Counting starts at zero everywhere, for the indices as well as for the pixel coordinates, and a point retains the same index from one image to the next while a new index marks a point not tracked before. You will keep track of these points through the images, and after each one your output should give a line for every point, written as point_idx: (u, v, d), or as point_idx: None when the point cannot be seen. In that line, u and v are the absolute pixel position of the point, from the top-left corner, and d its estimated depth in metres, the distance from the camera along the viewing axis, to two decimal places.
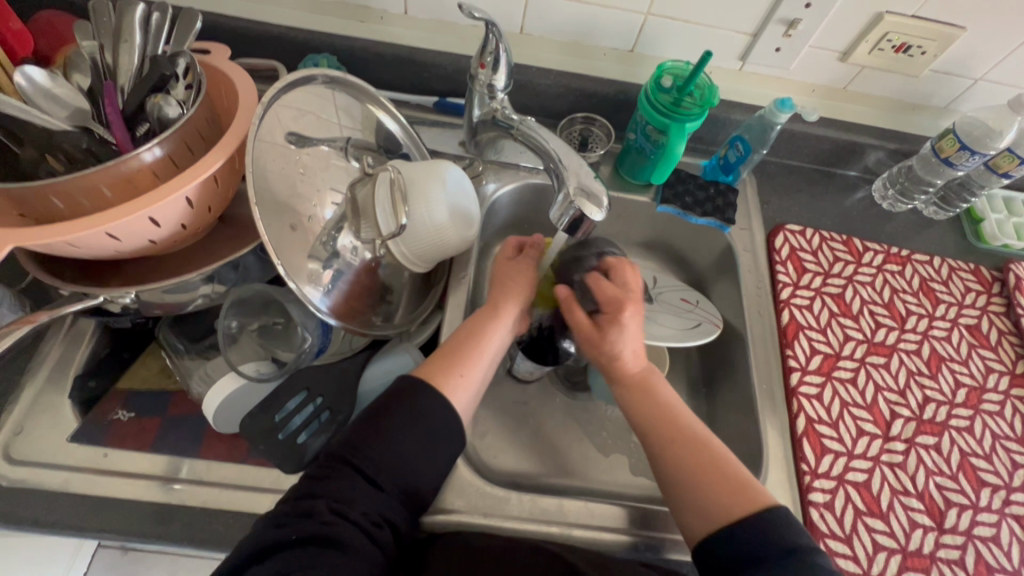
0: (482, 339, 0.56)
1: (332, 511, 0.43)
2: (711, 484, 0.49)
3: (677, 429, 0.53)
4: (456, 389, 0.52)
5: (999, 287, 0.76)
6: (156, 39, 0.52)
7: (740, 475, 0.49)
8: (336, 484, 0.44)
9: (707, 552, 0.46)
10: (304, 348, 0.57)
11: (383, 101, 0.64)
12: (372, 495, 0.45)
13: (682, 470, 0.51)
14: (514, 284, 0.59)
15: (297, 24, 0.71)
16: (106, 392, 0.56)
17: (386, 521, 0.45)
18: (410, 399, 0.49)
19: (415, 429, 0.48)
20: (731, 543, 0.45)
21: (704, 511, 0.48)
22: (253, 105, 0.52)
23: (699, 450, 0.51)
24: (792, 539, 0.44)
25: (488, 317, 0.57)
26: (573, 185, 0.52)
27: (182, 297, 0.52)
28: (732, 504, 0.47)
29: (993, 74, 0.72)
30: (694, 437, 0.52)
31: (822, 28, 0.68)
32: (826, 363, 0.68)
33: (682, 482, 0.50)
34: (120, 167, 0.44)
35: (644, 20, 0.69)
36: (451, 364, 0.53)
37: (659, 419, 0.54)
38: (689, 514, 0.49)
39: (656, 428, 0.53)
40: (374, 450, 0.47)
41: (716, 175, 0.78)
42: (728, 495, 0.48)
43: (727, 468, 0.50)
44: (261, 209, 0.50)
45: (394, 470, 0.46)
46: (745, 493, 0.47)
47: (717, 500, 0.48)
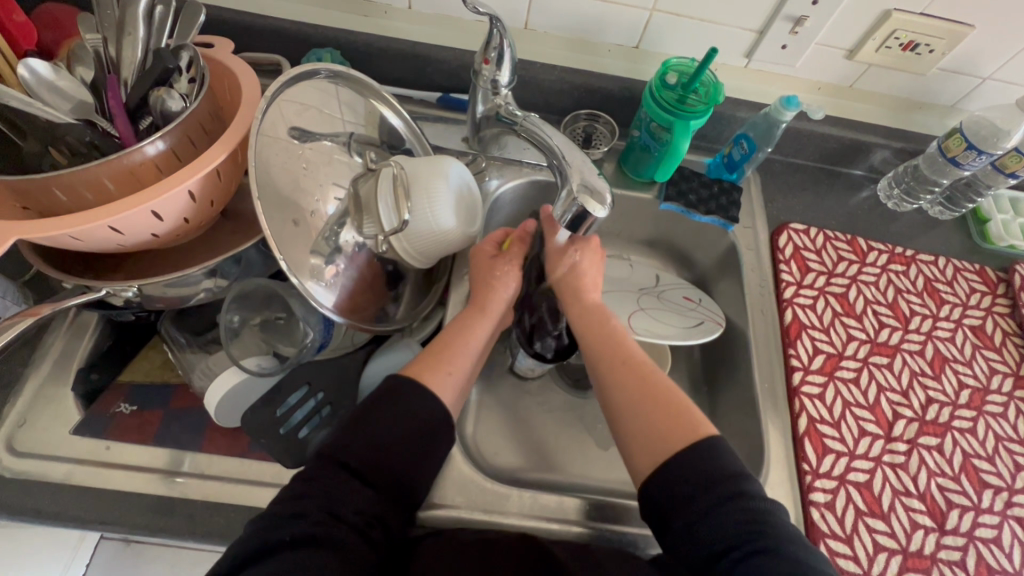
0: (468, 334, 0.57)
1: (326, 511, 0.43)
2: (653, 417, 0.49)
3: (622, 363, 0.54)
4: (444, 382, 0.53)
5: (1004, 288, 0.75)
6: (160, 34, 0.51)
7: (683, 409, 0.49)
8: (326, 485, 0.44)
9: (648, 489, 0.46)
10: (306, 344, 0.57)
11: (387, 96, 0.64)
12: (365, 495, 0.45)
13: (625, 404, 0.51)
14: (499, 279, 0.60)
15: (301, 18, 0.71)
16: (109, 385, 0.56)
17: (380, 521, 0.45)
18: (400, 395, 0.49)
19: (406, 427, 0.48)
20: (667, 478, 0.45)
21: (642, 444, 0.48)
22: (257, 100, 0.51)
23: (642, 385, 0.52)
24: (723, 468, 0.44)
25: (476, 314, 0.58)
26: (577, 182, 0.52)
27: (185, 290, 0.52)
28: (667, 437, 0.47)
29: (1001, 73, 0.71)
30: (639, 371, 0.53)
31: (828, 25, 0.67)
32: (829, 362, 0.67)
33: (625, 417, 0.51)
34: (123, 160, 0.44)
35: (649, 16, 0.68)
36: (438, 359, 0.54)
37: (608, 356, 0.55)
38: (632, 448, 0.49)
39: (605, 363, 0.55)
40: (361, 447, 0.46)
41: (721, 173, 0.77)
42: (663, 427, 0.48)
43: (669, 400, 0.50)
44: (263, 202, 0.50)
45: (386, 467, 0.47)
46: (679, 426, 0.48)
47: (656, 432, 0.48)
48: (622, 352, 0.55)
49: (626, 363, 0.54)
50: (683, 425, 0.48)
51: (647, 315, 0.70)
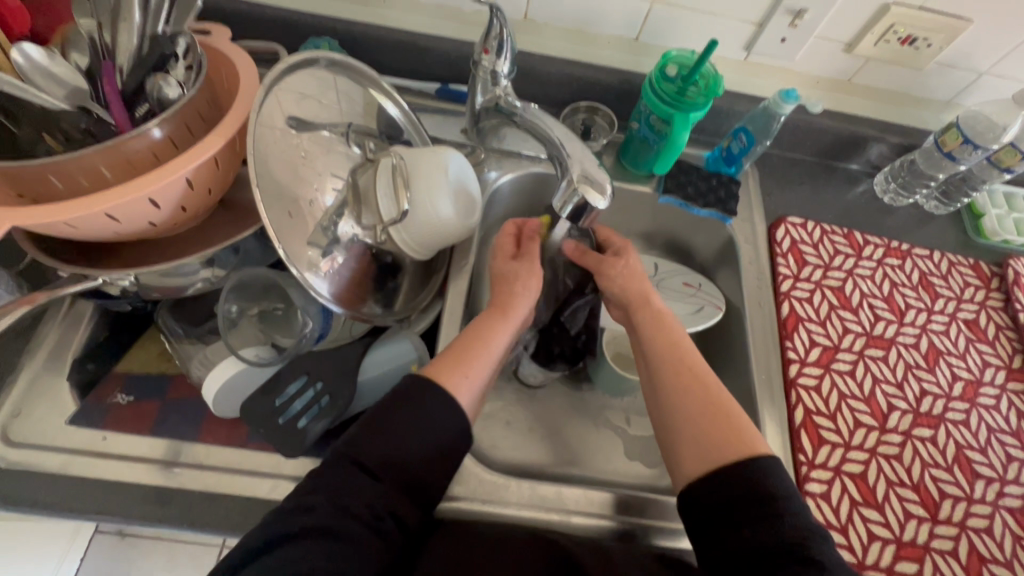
0: (488, 339, 0.55)
1: (333, 505, 0.43)
2: (710, 428, 0.49)
3: (681, 368, 0.53)
4: (462, 384, 0.51)
5: (997, 282, 0.76)
6: (156, 19, 0.50)
7: (739, 420, 0.49)
8: (334, 478, 0.44)
9: (696, 495, 0.46)
10: (305, 334, 0.57)
11: (385, 85, 0.64)
12: (374, 490, 0.44)
13: (682, 409, 0.51)
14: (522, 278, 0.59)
15: (298, 6, 0.70)
16: (105, 375, 0.56)
17: (389, 513, 0.45)
18: (412, 397, 0.48)
19: (416, 425, 0.47)
20: (723, 486, 0.45)
21: (699, 451, 0.48)
22: (254, 88, 0.51)
23: (702, 389, 0.52)
24: (773, 487, 0.44)
25: (498, 317, 0.57)
26: (577, 172, 0.52)
27: (182, 280, 0.52)
28: (724, 447, 0.47)
29: (997, 68, 0.72)
30: (699, 380, 0.53)
31: (828, 19, 0.67)
32: (826, 355, 0.68)
33: (680, 421, 0.51)
34: (120, 147, 0.44)
35: (649, 7, 0.68)
36: (458, 359, 0.52)
37: (668, 358, 0.54)
38: (686, 454, 0.49)
39: (662, 361, 0.55)
40: (371, 443, 0.46)
41: (719, 166, 0.77)
42: (722, 437, 0.48)
43: (727, 412, 0.50)
44: (260, 187, 0.50)
45: (393, 464, 0.46)
46: (738, 438, 0.48)
47: (711, 441, 0.48)
48: (682, 357, 0.54)
49: (687, 370, 0.53)
50: (738, 438, 0.48)
51: None
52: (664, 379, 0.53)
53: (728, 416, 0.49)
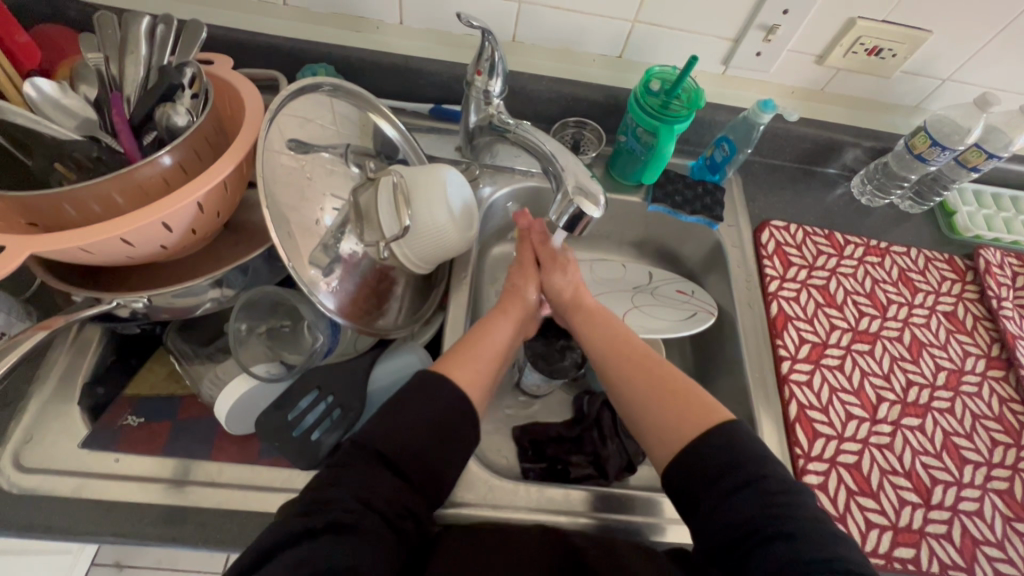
0: (493, 334, 0.60)
1: (356, 500, 0.44)
2: (667, 408, 0.52)
3: (623, 353, 0.59)
4: (470, 380, 0.54)
5: (971, 275, 0.80)
6: (162, 51, 0.53)
7: (691, 392, 0.53)
8: (359, 475, 0.46)
9: (670, 477, 0.48)
10: (314, 350, 0.58)
11: (384, 109, 0.66)
12: (393, 486, 0.46)
13: (638, 396, 0.55)
14: (522, 286, 0.66)
15: (294, 34, 0.73)
16: (115, 398, 0.56)
17: (409, 512, 0.46)
18: (434, 391, 0.51)
19: (432, 419, 0.50)
20: (686, 464, 0.48)
21: (659, 438, 0.51)
22: (260, 113, 0.53)
23: (641, 374, 0.56)
24: (742, 453, 0.47)
25: (500, 315, 0.63)
26: (571, 185, 0.55)
27: (191, 301, 0.53)
28: (683, 425, 0.50)
29: (959, 75, 0.76)
30: (642, 359, 0.58)
31: (799, 33, 0.71)
32: (815, 351, 0.70)
33: (636, 409, 0.55)
34: (134, 175, 0.46)
35: (631, 27, 0.72)
36: (465, 357, 0.56)
37: (604, 346, 0.60)
38: (652, 440, 0.52)
39: (607, 353, 0.60)
40: (395, 440, 0.48)
41: (703, 174, 0.81)
42: (677, 415, 0.51)
43: (678, 386, 0.54)
44: (272, 203, 0.52)
45: (416, 462, 0.48)
46: (692, 412, 0.51)
47: (670, 419, 0.51)
48: (624, 345, 0.60)
49: (625, 355, 0.58)
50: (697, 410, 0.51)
51: (642, 313, 0.75)
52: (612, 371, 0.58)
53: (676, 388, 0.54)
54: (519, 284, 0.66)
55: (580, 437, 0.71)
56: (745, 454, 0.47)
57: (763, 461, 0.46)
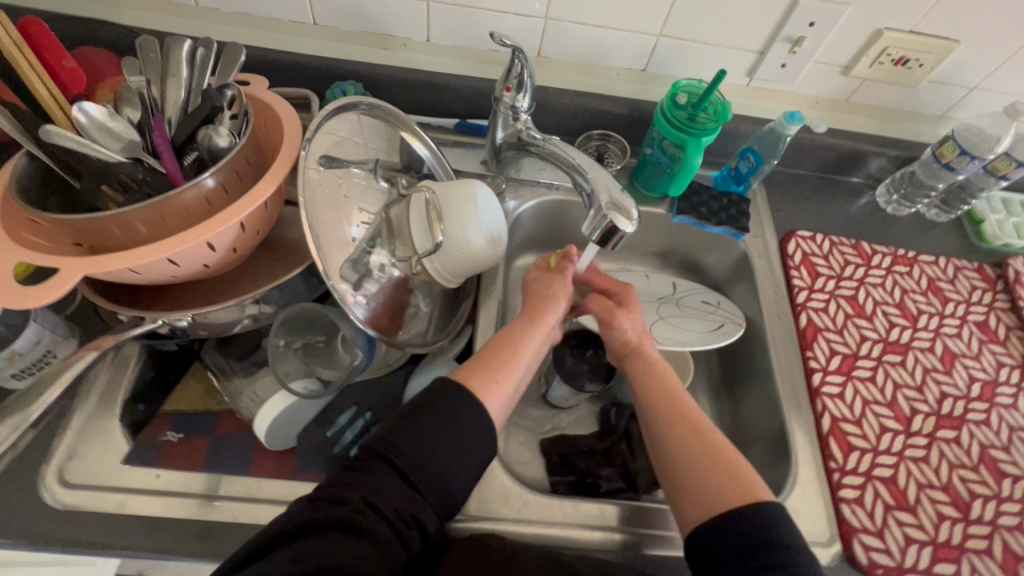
0: (522, 345, 0.58)
1: (366, 502, 0.44)
2: (705, 478, 0.50)
3: (673, 411, 0.56)
4: (493, 392, 0.53)
5: (1002, 284, 0.79)
6: (201, 72, 0.54)
7: (734, 463, 0.51)
8: (373, 477, 0.46)
9: (697, 545, 0.47)
10: (354, 365, 0.58)
11: (416, 128, 0.67)
12: (405, 494, 0.46)
13: (680, 458, 0.53)
14: (551, 291, 0.64)
15: (323, 52, 0.74)
16: (154, 416, 0.57)
17: (416, 522, 0.46)
18: (456, 399, 0.51)
19: (452, 432, 0.49)
20: (717, 535, 0.46)
21: (694, 503, 0.50)
22: (298, 133, 0.54)
23: (690, 436, 0.54)
24: (775, 535, 0.45)
25: (530, 321, 0.61)
26: (604, 199, 0.55)
27: (230, 316, 0.53)
28: (720, 497, 0.48)
29: (987, 83, 0.75)
30: (693, 420, 0.55)
31: (825, 44, 0.71)
32: (846, 362, 0.70)
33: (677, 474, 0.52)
34: (180, 196, 0.47)
35: (656, 41, 0.72)
36: (488, 368, 0.55)
37: (656, 399, 0.58)
38: (686, 504, 0.50)
39: (655, 407, 0.58)
40: (411, 446, 0.48)
41: (728, 185, 0.81)
42: (718, 486, 0.49)
43: (724, 454, 0.52)
44: (311, 212, 0.54)
45: (429, 472, 0.47)
46: (734, 485, 0.49)
47: (710, 490, 0.49)
48: (675, 402, 0.57)
49: (676, 416, 0.56)
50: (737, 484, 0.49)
51: (669, 325, 0.75)
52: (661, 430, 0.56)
53: (721, 457, 0.51)
54: (545, 290, 0.64)
55: (610, 450, 0.71)
56: (780, 537, 0.45)
57: (791, 546, 0.44)
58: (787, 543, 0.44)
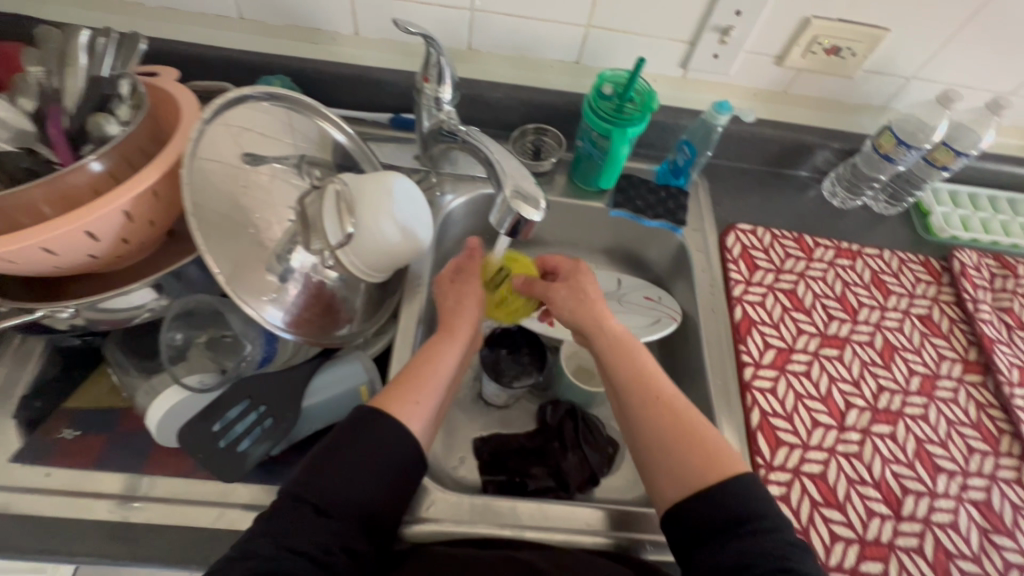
0: (436, 358, 0.56)
1: (279, 546, 0.42)
2: (688, 451, 0.49)
3: (645, 384, 0.54)
4: (410, 411, 0.51)
5: (947, 276, 0.78)
6: (101, 62, 0.53)
7: (714, 438, 0.50)
8: (285, 523, 0.44)
9: (675, 520, 0.47)
10: (246, 358, 0.57)
11: (329, 113, 0.65)
12: (321, 526, 0.44)
13: (653, 430, 0.52)
14: (462, 307, 0.61)
15: (249, 46, 0.73)
16: (52, 412, 0.55)
17: (343, 548, 0.44)
18: (362, 424, 0.49)
19: (368, 453, 0.48)
20: (700, 510, 0.46)
21: (673, 477, 0.49)
22: (193, 121, 0.53)
23: (666, 408, 0.52)
24: (753, 508, 0.46)
25: (445, 338, 0.58)
26: (511, 189, 0.54)
27: (127, 312, 0.54)
28: (700, 471, 0.48)
29: (923, 73, 0.74)
30: (663, 391, 0.54)
31: (754, 34, 0.70)
32: (780, 356, 0.68)
33: (655, 450, 0.51)
34: (58, 183, 0.46)
35: (585, 32, 0.72)
36: (406, 388, 0.53)
37: (624, 373, 0.56)
38: (663, 477, 0.49)
39: (626, 379, 0.55)
40: (322, 480, 0.46)
41: (668, 179, 0.80)
42: (700, 459, 0.49)
43: (699, 429, 0.51)
44: (203, 235, 0.51)
45: (347, 499, 0.46)
46: (715, 459, 0.48)
47: (687, 470, 0.48)
48: (645, 377, 0.55)
49: (653, 389, 0.54)
50: (710, 466, 0.48)
51: None
52: (635, 408, 0.54)
53: (698, 432, 0.50)
54: (455, 308, 0.61)
55: (542, 449, 0.68)
56: (755, 509, 0.46)
57: (767, 514, 0.46)
58: (764, 514, 0.46)
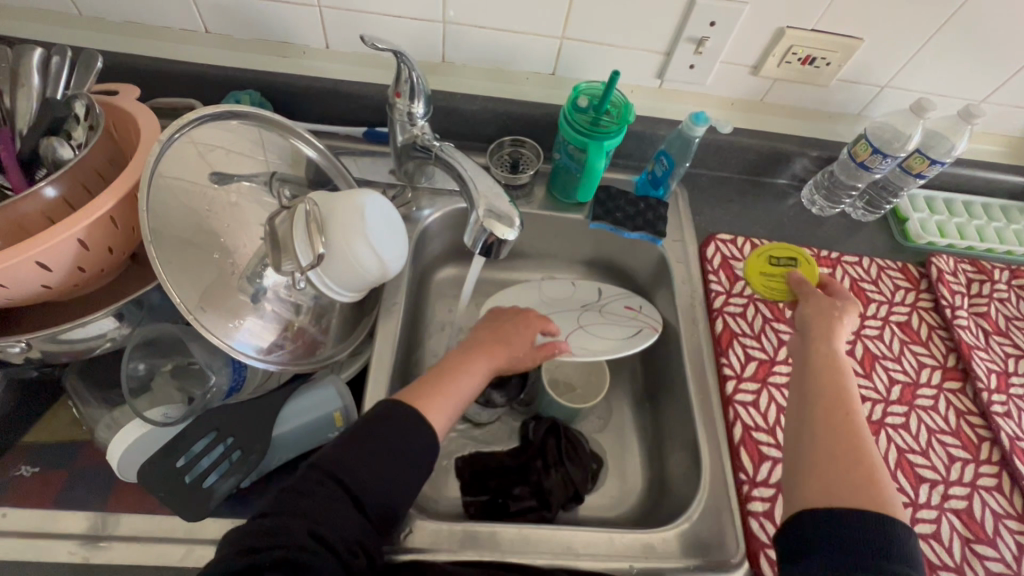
0: (468, 371, 0.59)
1: (310, 533, 0.42)
2: (844, 472, 0.47)
3: (842, 407, 0.52)
4: (440, 408, 0.55)
5: (925, 282, 0.78)
6: (55, 83, 0.51)
7: (875, 472, 0.47)
8: (319, 503, 0.44)
9: (799, 524, 0.45)
10: (212, 389, 0.55)
11: (299, 129, 0.63)
12: (351, 520, 0.45)
13: (814, 449, 0.50)
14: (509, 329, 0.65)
15: (215, 61, 0.71)
16: (10, 448, 0.53)
17: (362, 550, 0.44)
18: (405, 422, 0.51)
19: (404, 452, 0.49)
20: (829, 521, 0.44)
21: (813, 488, 0.47)
22: (152, 144, 0.51)
23: (850, 433, 0.50)
24: (891, 541, 0.42)
25: (483, 353, 0.61)
26: (484, 209, 0.53)
27: (88, 342, 0.51)
28: (848, 493, 0.45)
29: (897, 81, 0.74)
30: (857, 416, 0.52)
31: (729, 45, 0.70)
32: (762, 368, 0.68)
33: (811, 460, 0.49)
34: (8, 212, 0.44)
35: (560, 44, 0.71)
36: (437, 386, 0.56)
37: (836, 392, 0.54)
38: (802, 486, 0.47)
39: (823, 398, 0.54)
40: (360, 470, 0.47)
41: (647, 190, 0.79)
42: (853, 481, 0.46)
43: (872, 461, 0.48)
44: (164, 260, 0.49)
45: (382, 496, 0.47)
46: (868, 488, 0.45)
47: (842, 482, 0.46)
48: (851, 402, 0.53)
49: (852, 414, 0.52)
50: (877, 489, 0.45)
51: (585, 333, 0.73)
52: (817, 422, 0.52)
53: (855, 457, 0.48)
54: (498, 330, 0.64)
55: (523, 467, 0.66)
56: (900, 548, 0.41)
57: (908, 556, 0.41)
58: (902, 552, 0.41)
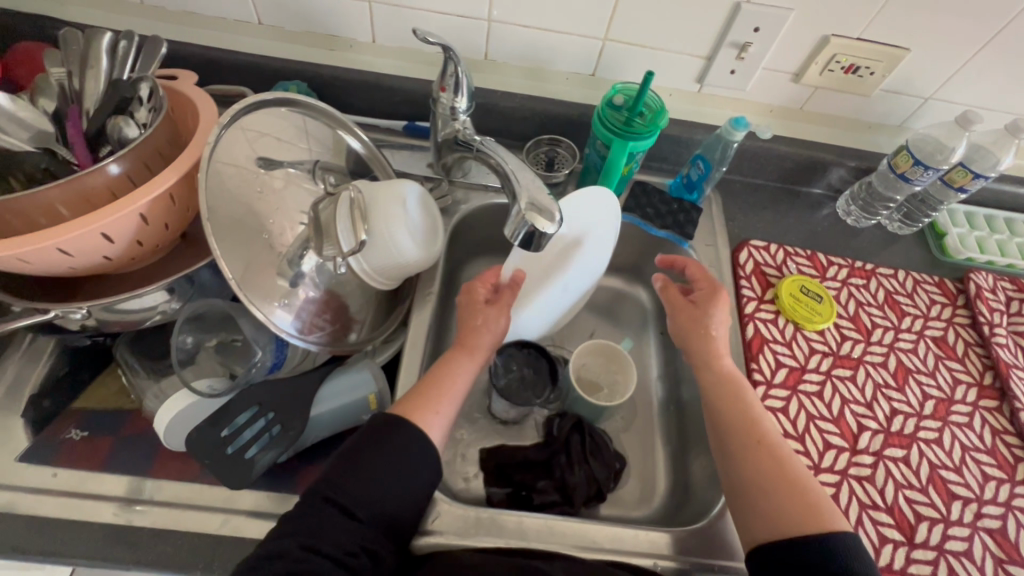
0: (453, 374, 0.57)
1: (303, 547, 0.44)
2: (784, 498, 0.50)
3: (749, 431, 0.56)
4: (432, 420, 0.53)
5: (963, 298, 0.77)
6: (122, 65, 0.54)
7: (810, 491, 0.50)
8: (312, 521, 0.45)
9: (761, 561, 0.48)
10: (255, 364, 0.57)
11: (349, 122, 0.66)
12: (347, 528, 0.46)
13: (748, 479, 0.53)
14: (475, 317, 0.61)
15: (267, 51, 0.74)
16: (61, 411, 0.56)
17: (364, 551, 0.46)
18: (389, 435, 0.50)
19: (398, 463, 0.49)
20: (785, 553, 0.47)
21: (765, 521, 0.50)
22: (211, 126, 0.53)
23: (772, 455, 0.53)
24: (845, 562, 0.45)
25: (462, 352, 0.59)
26: (524, 202, 0.54)
27: (140, 313, 0.53)
28: (794, 520, 0.49)
29: (942, 93, 0.74)
30: (768, 440, 0.55)
31: (772, 51, 0.70)
32: (792, 376, 0.68)
33: (749, 493, 0.52)
34: (77, 185, 0.46)
35: (602, 45, 0.72)
36: (425, 395, 0.55)
37: (739, 417, 0.57)
38: (753, 518, 0.51)
39: (732, 426, 0.57)
40: (351, 484, 0.47)
41: (681, 193, 0.79)
42: (793, 507, 0.49)
43: (801, 481, 0.51)
44: (218, 237, 0.51)
45: (376, 506, 0.47)
46: (808, 511, 0.49)
47: (788, 514, 0.49)
48: (756, 425, 0.56)
49: (767, 437, 0.55)
50: (813, 512, 0.49)
51: None
52: (738, 451, 0.55)
53: (791, 480, 0.51)
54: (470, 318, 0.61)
55: (548, 462, 0.66)
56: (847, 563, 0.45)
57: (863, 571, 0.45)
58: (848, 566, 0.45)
